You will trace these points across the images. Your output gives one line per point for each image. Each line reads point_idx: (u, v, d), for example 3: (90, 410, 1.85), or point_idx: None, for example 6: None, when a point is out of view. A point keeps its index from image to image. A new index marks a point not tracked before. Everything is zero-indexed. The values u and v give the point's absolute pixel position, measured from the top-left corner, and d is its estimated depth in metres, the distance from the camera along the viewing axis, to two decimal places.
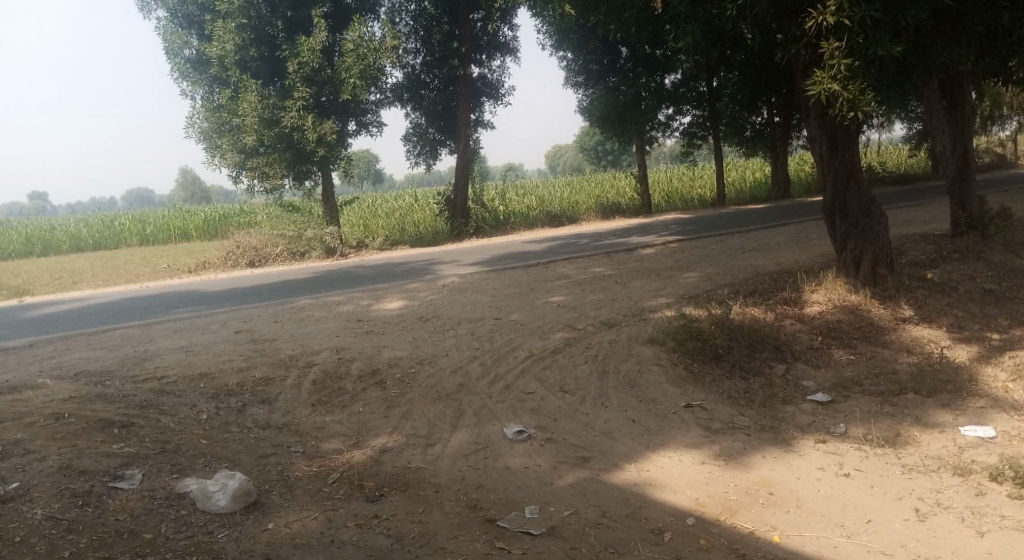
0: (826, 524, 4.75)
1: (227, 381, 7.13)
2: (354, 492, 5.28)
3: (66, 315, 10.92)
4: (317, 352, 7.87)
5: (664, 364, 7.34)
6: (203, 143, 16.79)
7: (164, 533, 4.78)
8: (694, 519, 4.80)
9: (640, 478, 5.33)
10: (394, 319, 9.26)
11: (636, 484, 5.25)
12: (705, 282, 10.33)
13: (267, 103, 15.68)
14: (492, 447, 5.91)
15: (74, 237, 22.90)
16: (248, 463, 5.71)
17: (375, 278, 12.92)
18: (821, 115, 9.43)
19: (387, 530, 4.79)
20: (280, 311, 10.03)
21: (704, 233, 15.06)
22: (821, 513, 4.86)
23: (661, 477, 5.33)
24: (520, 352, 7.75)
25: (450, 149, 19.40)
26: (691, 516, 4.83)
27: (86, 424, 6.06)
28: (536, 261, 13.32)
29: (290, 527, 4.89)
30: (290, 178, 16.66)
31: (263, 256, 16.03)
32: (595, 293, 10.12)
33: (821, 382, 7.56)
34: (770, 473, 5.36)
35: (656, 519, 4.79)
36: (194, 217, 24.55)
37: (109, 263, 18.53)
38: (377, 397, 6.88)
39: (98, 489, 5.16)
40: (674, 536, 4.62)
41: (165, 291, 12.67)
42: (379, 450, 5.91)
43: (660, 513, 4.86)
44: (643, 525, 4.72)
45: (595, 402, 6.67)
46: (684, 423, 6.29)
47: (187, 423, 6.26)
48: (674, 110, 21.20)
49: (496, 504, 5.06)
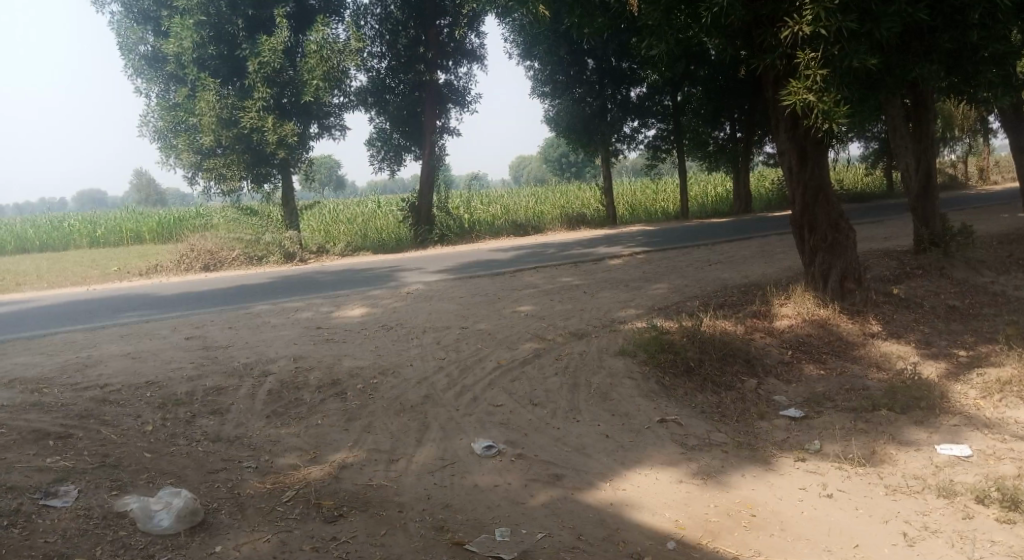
0: (812, 549, 4.52)
1: (176, 390, 6.70)
2: (310, 512, 4.92)
3: (9, 318, 10.35)
4: (273, 361, 7.47)
5: (635, 377, 7.07)
6: (158, 142, 16.22)
7: (99, 558, 4.36)
8: (675, 543, 4.53)
9: (616, 497, 5.05)
10: (355, 327, 8.88)
11: (612, 504, 4.97)
12: (674, 294, 10.14)
13: (225, 102, 15.15)
14: (460, 463, 5.59)
15: (20, 238, 22.05)
16: (195, 479, 5.31)
17: (337, 285, 12.51)
18: (792, 128, 9.28)
19: (346, 554, 4.43)
20: (234, 317, 9.59)
21: (672, 245, 14.91)
22: (806, 537, 4.63)
23: (638, 497, 5.06)
24: (488, 363, 7.45)
25: (416, 155, 19.06)
26: (671, 540, 4.56)
27: (18, 436, 5.61)
28: (502, 270, 13.06)
29: (239, 550, 4.50)
30: (248, 181, 16.21)
31: (218, 259, 15.44)
32: (563, 303, 9.86)
33: (793, 397, 7.38)
34: (751, 493, 5.13)
35: (635, 543, 4.52)
36: (147, 219, 23.86)
37: (57, 264, 17.80)
38: (336, 408, 6.52)
39: (28, 507, 4.74)
40: None
41: (113, 294, 12.08)
42: (338, 467, 5.56)
43: (638, 536, 4.59)
44: (621, 550, 4.44)
45: (566, 416, 6.39)
46: (659, 439, 6.04)
47: (131, 435, 5.84)
48: (640, 123, 21.05)
49: (464, 525, 4.73)
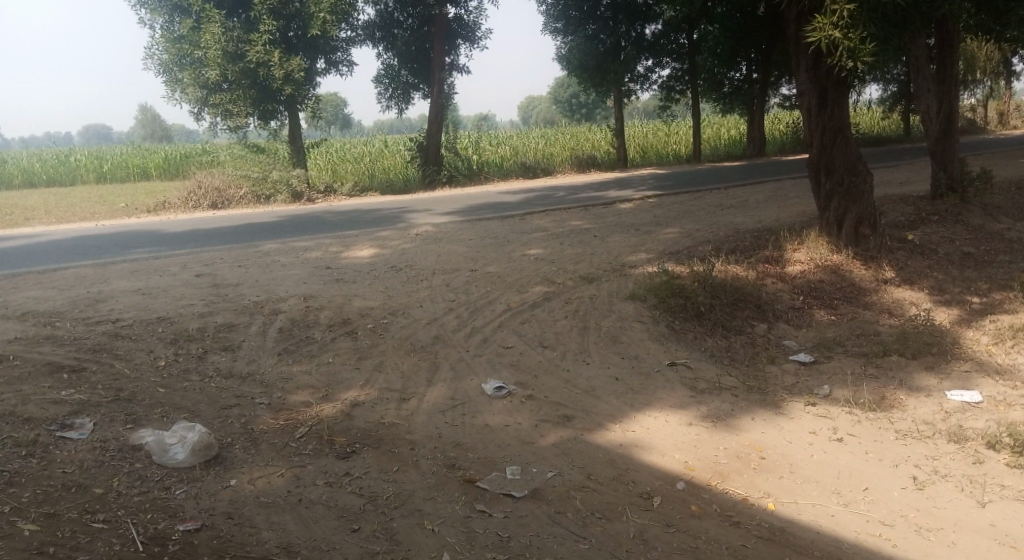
0: (821, 492, 4.56)
1: (187, 326, 6.72)
2: (323, 448, 4.98)
3: (18, 252, 10.35)
4: (284, 299, 7.48)
5: (645, 321, 7.07)
6: (163, 77, 15.94)
7: (117, 489, 4.42)
8: (685, 483, 4.58)
9: (626, 439, 5.09)
10: (364, 267, 8.87)
11: (622, 445, 5.00)
12: (685, 238, 10.07)
13: (231, 35, 14.91)
14: (471, 403, 5.63)
15: (27, 172, 21.99)
16: (209, 414, 5.36)
17: (345, 224, 12.48)
18: (813, 67, 9.06)
19: (359, 489, 4.49)
20: (244, 254, 9.58)
21: (683, 189, 14.77)
22: (816, 480, 4.67)
23: (648, 438, 5.10)
24: (498, 305, 7.45)
25: (424, 93, 18.79)
26: (681, 481, 4.60)
27: (33, 369, 5.67)
28: (512, 212, 12.98)
29: (254, 484, 4.56)
30: (255, 117, 16.06)
31: (226, 197, 15.36)
32: (573, 246, 9.81)
33: (803, 342, 7.37)
34: (760, 437, 5.16)
35: (645, 483, 4.56)
36: (154, 155, 23.74)
37: (65, 200, 17.77)
38: (347, 347, 6.55)
39: (44, 439, 4.80)
40: (664, 502, 4.38)
41: (122, 231, 12.06)
42: (350, 404, 5.60)
43: (648, 476, 4.63)
44: (631, 489, 4.49)
45: (576, 358, 6.41)
46: (669, 382, 6.05)
47: (144, 370, 5.88)
48: (653, 62, 20.59)
49: (475, 463, 4.78)
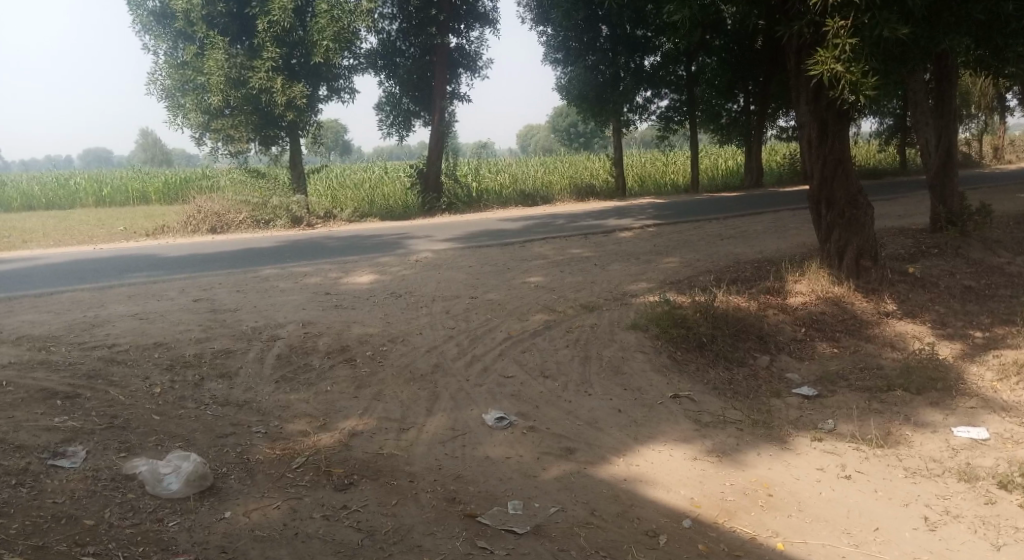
0: (831, 531, 4.46)
1: (184, 352, 6.64)
2: (320, 479, 4.88)
3: (15, 275, 10.27)
4: (281, 325, 7.40)
5: (647, 352, 6.98)
6: (165, 102, 15.95)
7: (108, 520, 4.31)
8: (691, 521, 4.48)
9: (630, 473, 5.00)
10: (363, 294, 8.80)
11: (626, 480, 4.91)
12: (686, 268, 10.01)
13: (234, 62, 14.96)
14: (471, 434, 5.53)
15: (26, 195, 21.97)
16: (204, 442, 5.26)
17: (345, 250, 12.42)
18: (813, 99, 9.05)
19: (357, 523, 4.38)
20: (242, 280, 9.51)
21: (683, 219, 14.75)
22: (825, 519, 4.57)
23: (652, 473, 5.00)
24: (498, 334, 7.36)
25: (424, 121, 18.84)
26: (687, 518, 4.50)
27: (26, 395, 5.57)
28: (512, 239, 12.93)
29: (249, 517, 4.46)
30: (256, 143, 16.12)
31: (225, 222, 15.31)
32: (574, 275, 9.75)
33: (806, 375, 7.29)
34: (767, 472, 5.07)
35: (650, 520, 4.46)
36: (154, 179, 23.74)
37: (64, 223, 17.72)
38: (346, 375, 6.46)
39: (35, 467, 4.70)
40: (670, 540, 4.28)
41: (119, 254, 11.99)
42: (348, 434, 5.50)
43: (654, 513, 4.53)
44: (637, 526, 4.38)
45: (577, 389, 6.31)
46: (673, 414, 5.97)
47: (139, 397, 5.78)
48: (652, 92, 20.68)
49: (476, 498, 4.68)
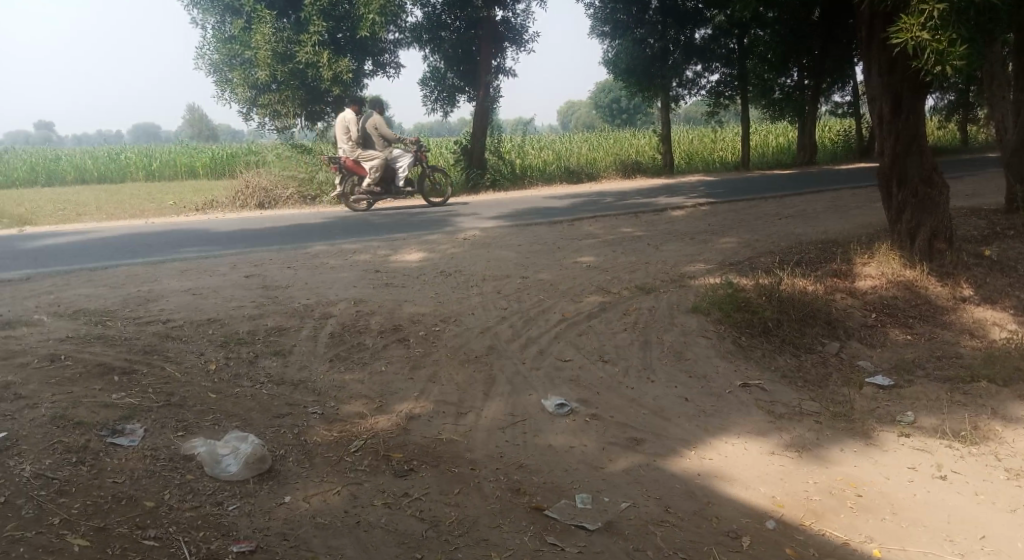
0: (933, 538, 4.26)
1: (238, 329, 6.56)
2: (380, 464, 4.77)
3: (69, 249, 10.35)
4: (333, 303, 7.29)
5: (711, 337, 6.72)
6: (213, 76, 15.95)
7: (168, 503, 4.24)
8: (776, 522, 4.29)
9: (703, 468, 4.80)
10: (412, 272, 8.63)
11: (700, 475, 4.71)
12: (745, 248, 9.67)
13: (281, 36, 14.85)
14: (532, 420, 5.35)
15: (81, 169, 22.52)
16: (260, 423, 5.17)
17: (392, 227, 12.32)
18: (888, 72, 8.68)
19: (420, 512, 4.25)
20: (293, 256, 9.43)
21: (737, 197, 14.32)
22: (923, 524, 4.37)
23: (728, 469, 4.81)
24: (552, 315, 7.16)
25: (469, 96, 18.61)
26: (771, 519, 4.32)
27: (84, 369, 5.55)
28: (561, 217, 12.70)
29: (309, 502, 4.35)
30: (303, 118, 16.16)
31: (272, 197, 15.36)
32: (627, 254, 9.48)
33: (880, 363, 6.94)
34: (853, 470, 4.89)
35: (730, 520, 4.28)
36: (202, 154, 23.89)
37: (116, 196, 17.96)
38: (400, 355, 6.32)
39: (95, 445, 4.67)
40: (754, 542, 4.09)
41: (172, 229, 12.02)
42: (406, 418, 5.37)
43: (734, 513, 4.35)
44: (717, 527, 4.21)
45: (640, 375, 6.09)
46: (744, 405, 5.72)
47: (195, 374, 5.72)
48: (703, 67, 19.96)
49: (542, 489, 4.51)
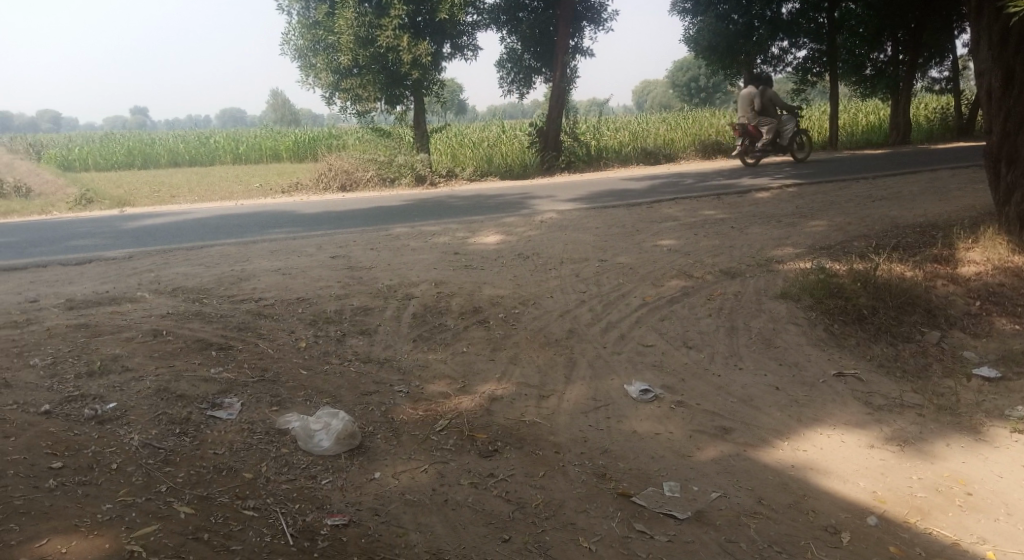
0: None
1: (325, 308, 6.73)
2: (464, 444, 4.85)
3: (165, 229, 10.79)
4: (414, 284, 7.39)
5: (801, 324, 6.56)
6: (298, 62, 16.30)
7: (265, 475, 4.50)
8: (877, 518, 4.22)
9: (798, 460, 4.72)
10: (490, 254, 8.68)
11: (794, 467, 4.64)
12: (835, 231, 9.36)
13: (363, 21, 14.98)
14: (615, 406, 5.34)
15: (174, 153, 23.57)
16: (349, 400, 5.34)
17: (471, 209, 12.41)
18: (1000, 43, 8.22)
19: (506, 493, 4.31)
20: (375, 237, 9.59)
21: (823, 178, 13.86)
22: None
23: (823, 461, 4.73)
24: (632, 299, 7.11)
25: (546, 77, 18.61)
26: (873, 515, 4.25)
27: (184, 343, 5.84)
28: (641, 199, 12.56)
29: (398, 479, 4.51)
30: (383, 101, 16.25)
31: (353, 180, 15.69)
32: (710, 238, 9.31)
33: (985, 354, 6.60)
34: (961, 467, 4.78)
35: (829, 515, 4.22)
36: (286, 138, 24.51)
37: (206, 179, 18.64)
38: (481, 336, 6.38)
39: (197, 417, 4.96)
40: (854, 539, 4.04)
41: (261, 210, 12.39)
42: (488, 399, 5.43)
43: (833, 507, 4.29)
44: (813, 520, 4.15)
45: (726, 361, 6.00)
46: (839, 396, 5.57)
47: (286, 350, 5.92)
48: (789, 42, 19.47)
49: (627, 475, 4.51)
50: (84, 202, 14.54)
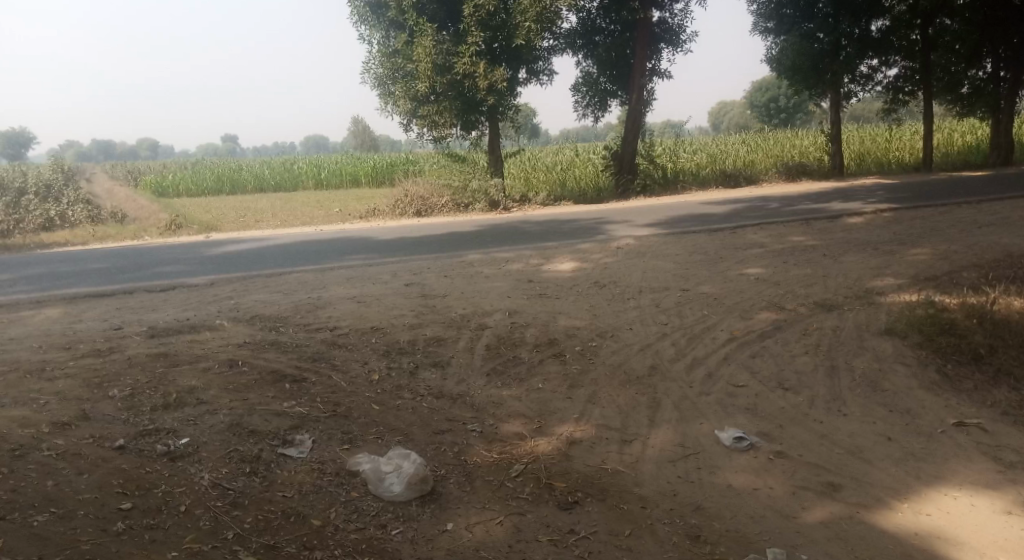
0: None
1: (399, 338, 6.54)
2: (542, 493, 4.55)
3: (245, 256, 10.86)
4: (489, 314, 7.14)
5: (910, 364, 6.05)
6: (377, 89, 16.49)
7: (335, 522, 4.28)
8: None
9: (921, 526, 4.28)
10: (566, 282, 8.38)
11: (917, 535, 4.21)
12: (940, 260, 8.73)
13: (441, 48, 15.00)
14: (706, 454, 4.96)
15: (259, 179, 24.20)
16: (421, 439, 5.10)
17: (547, 235, 12.15)
18: None
19: (589, 555, 4.03)
20: (449, 265, 9.40)
21: (921, 203, 13.07)
22: None
23: (950, 528, 4.28)
24: (720, 333, 6.69)
25: (621, 100, 18.27)
26: None
27: (258, 375, 5.71)
28: (723, 224, 12.09)
29: (472, 532, 4.25)
30: (459, 127, 16.20)
31: (429, 206, 15.67)
32: (800, 266, 8.81)
33: None
34: None
35: None
36: (365, 163, 24.82)
37: (288, 204, 18.94)
38: (557, 371, 6.08)
39: (267, 455, 4.80)
40: None
41: (338, 236, 12.40)
42: (567, 442, 5.11)
43: None
44: None
45: (828, 405, 5.54)
46: (959, 448, 5.07)
47: (359, 384, 5.73)
48: (880, 60, 18.60)
49: (724, 539, 4.16)
50: (173, 227, 14.91)
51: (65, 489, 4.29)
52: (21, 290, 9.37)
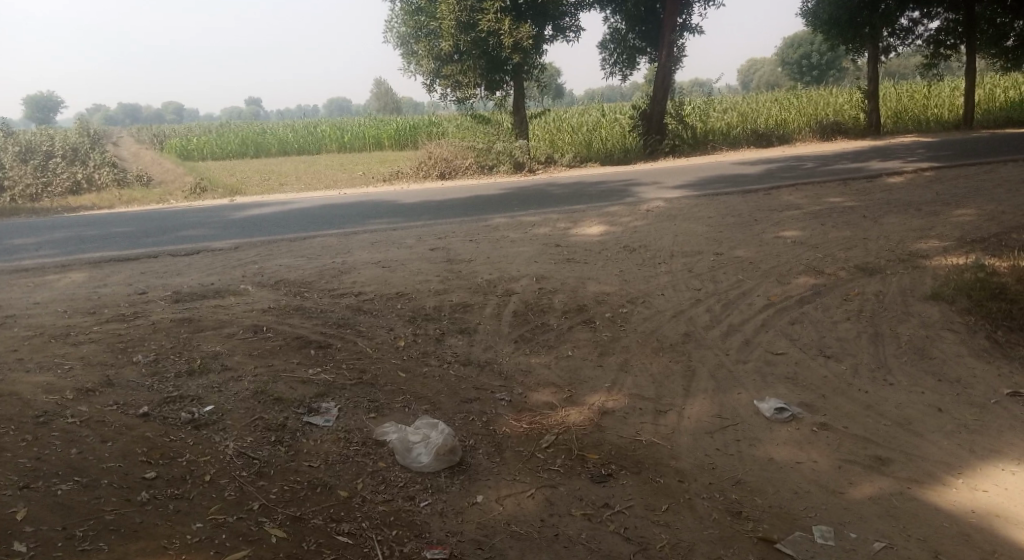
0: None
1: (424, 304, 6.37)
2: (575, 465, 4.40)
3: (270, 219, 10.73)
4: (516, 280, 6.94)
5: (958, 331, 5.78)
6: (400, 49, 16.25)
7: (362, 494, 4.16)
8: None
9: (978, 503, 4.08)
10: (595, 246, 8.15)
11: (974, 513, 4.01)
12: (987, 221, 8.36)
13: (465, 5, 14.58)
14: (745, 426, 4.77)
15: (283, 142, 24.09)
16: (448, 408, 4.95)
17: (575, 197, 11.86)
18: None
19: (625, 531, 3.88)
20: (475, 229, 9.18)
21: (963, 161, 12.57)
22: None
23: (1009, 505, 4.07)
24: (756, 299, 6.45)
25: (650, 57, 17.82)
26: None
27: (283, 341, 5.58)
28: (756, 185, 11.74)
29: (502, 505, 4.10)
30: (483, 87, 15.85)
31: (453, 167, 15.42)
32: (839, 228, 8.49)
33: None
34: None
35: None
36: (388, 126, 24.53)
37: (311, 167, 18.81)
38: (587, 339, 5.89)
39: (293, 424, 4.68)
40: None
41: (361, 200, 12.23)
42: (599, 412, 4.94)
43: None
44: None
45: (872, 374, 5.31)
46: (1014, 419, 4.84)
47: (385, 350, 5.59)
48: (921, 13, 17.91)
49: (767, 515, 3.99)
50: (198, 190, 14.83)
51: (89, 457, 4.18)
52: (46, 254, 9.32)
